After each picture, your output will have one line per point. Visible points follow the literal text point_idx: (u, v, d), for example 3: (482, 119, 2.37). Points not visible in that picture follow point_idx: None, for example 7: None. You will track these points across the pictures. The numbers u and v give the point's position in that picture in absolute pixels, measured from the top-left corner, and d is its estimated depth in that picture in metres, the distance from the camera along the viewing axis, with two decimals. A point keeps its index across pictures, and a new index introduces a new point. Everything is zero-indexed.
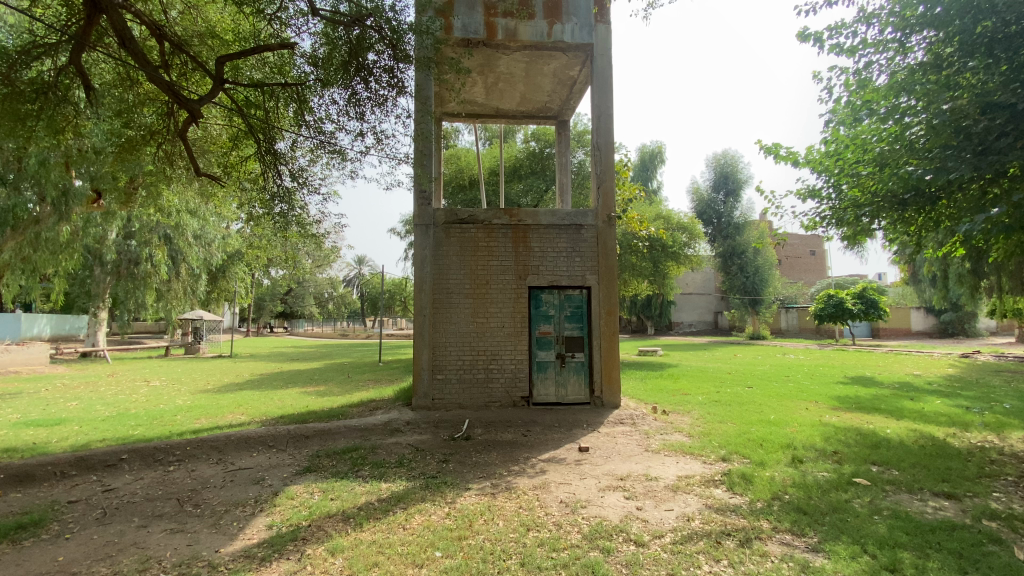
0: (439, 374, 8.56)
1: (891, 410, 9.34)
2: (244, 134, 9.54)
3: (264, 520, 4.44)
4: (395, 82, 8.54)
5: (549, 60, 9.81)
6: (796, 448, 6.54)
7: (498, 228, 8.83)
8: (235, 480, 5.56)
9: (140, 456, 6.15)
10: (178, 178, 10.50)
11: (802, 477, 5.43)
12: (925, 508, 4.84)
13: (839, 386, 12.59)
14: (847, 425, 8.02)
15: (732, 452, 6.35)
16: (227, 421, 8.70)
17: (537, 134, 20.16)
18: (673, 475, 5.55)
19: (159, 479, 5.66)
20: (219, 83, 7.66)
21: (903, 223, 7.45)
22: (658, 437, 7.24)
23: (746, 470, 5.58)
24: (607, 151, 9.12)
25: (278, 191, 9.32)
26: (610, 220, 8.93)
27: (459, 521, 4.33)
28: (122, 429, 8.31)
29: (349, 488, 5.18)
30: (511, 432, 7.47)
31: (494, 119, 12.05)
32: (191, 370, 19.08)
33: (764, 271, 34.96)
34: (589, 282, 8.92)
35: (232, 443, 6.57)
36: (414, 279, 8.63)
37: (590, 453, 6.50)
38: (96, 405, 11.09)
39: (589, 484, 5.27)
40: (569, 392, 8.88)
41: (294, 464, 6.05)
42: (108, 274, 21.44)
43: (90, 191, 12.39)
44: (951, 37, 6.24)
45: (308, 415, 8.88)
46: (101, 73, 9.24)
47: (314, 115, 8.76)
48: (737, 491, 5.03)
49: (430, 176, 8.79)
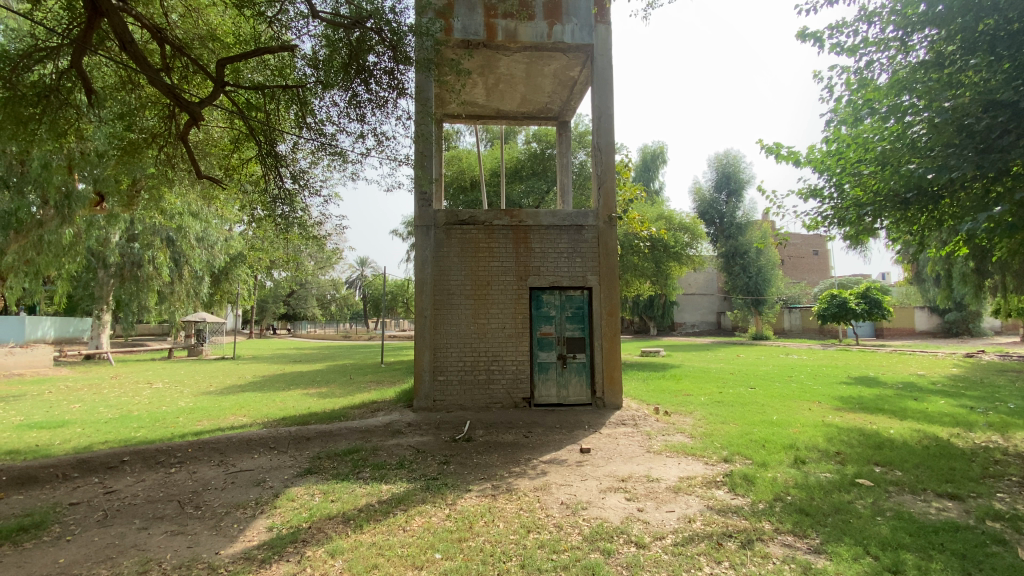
0: (439, 375, 8.56)
1: (895, 411, 9.32)
2: (245, 135, 9.56)
3: (264, 522, 4.44)
4: (396, 83, 8.56)
5: (549, 61, 9.81)
6: (799, 448, 6.51)
7: (498, 228, 8.83)
8: (237, 482, 5.57)
9: (142, 458, 6.15)
10: (180, 180, 10.53)
11: (804, 478, 5.41)
12: (929, 508, 4.81)
13: (842, 386, 12.56)
14: (851, 425, 8.00)
15: (735, 453, 6.33)
16: (228, 422, 8.72)
17: (538, 135, 20.16)
18: (674, 475, 5.54)
19: (160, 480, 5.67)
20: (219, 86, 7.67)
21: (906, 223, 7.41)
22: (660, 438, 7.24)
23: (749, 471, 5.56)
24: (608, 152, 9.11)
25: (279, 195, 9.35)
26: (610, 221, 8.92)
27: (459, 523, 4.32)
28: (126, 430, 8.37)
29: (349, 489, 5.19)
30: (512, 433, 7.46)
31: (495, 121, 12.06)
32: (195, 371, 19.24)
33: (766, 271, 34.86)
34: (590, 283, 8.90)
35: (234, 444, 6.59)
36: (415, 280, 8.63)
37: (591, 454, 6.49)
38: (99, 406, 11.19)
39: (590, 486, 5.26)
40: (571, 393, 8.86)
41: (295, 466, 6.06)
42: (111, 276, 21.59)
43: (93, 193, 12.51)
44: (953, 35, 6.22)
45: (310, 416, 8.89)
46: (103, 76, 9.30)
47: (315, 117, 8.78)
48: (739, 492, 5.00)
49: (431, 177, 8.79)
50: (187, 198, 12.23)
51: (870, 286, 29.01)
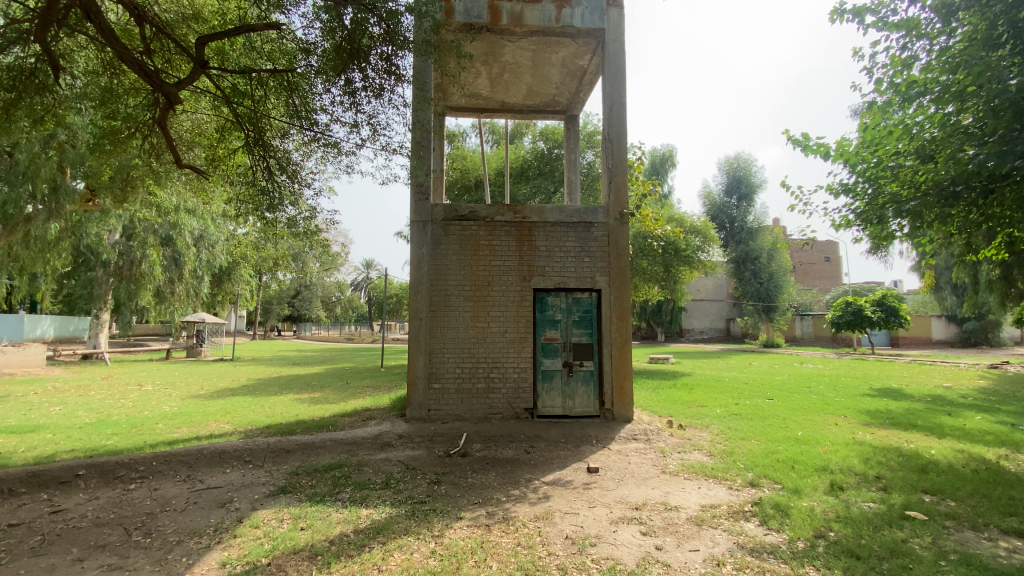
0: (435, 383, 7.92)
1: (929, 427, 8.55)
2: (232, 125, 8.96)
3: (217, 557, 3.80)
4: (394, 69, 7.96)
5: (557, 48, 9.20)
6: (833, 472, 5.79)
7: (500, 224, 8.20)
8: (199, 502, 4.92)
9: (99, 472, 5.52)
10: (166, 172, 9.97)
11: (846, 509, 4.71)
12: (996, 550, 4.10)
13: (867, 398, 11.78)
14: (884, 443, 7.25)
15: (761, 476, 5.63)
16: (209, 430, 8.10)
17: (545, 134, 19.65)
18: (695, 504, 4.84)
19: (116, 499, 5.04)
20: (198, 65, 6.95)
21: (950, 220, 6.69)
22: (675, 456, 6.55)
23: (780, 499, 4.86)
24: (619, 145, 8.48)
25: (269, 189, 8.82)
26: (622, 217, 8.26)
27: (445, 562, 3.66)
28: (96, 438, 7.71)
29: (323, 515, 4.52)
30: (513, 448, 6.79)
31: (499, 114, 11.34)
32: (189, 373, 18.65)
33: (778, 278, 33.79)
34: (599, 284, 8.24)
35: (204, 457, 5.96)
36: (410, 279, 8.01)
37: (600, 475, 5.80)
38: (80, 410, 10.59)
39: (599, 515, 4.56)
40: (577, 404, 8.17)
41: (268, 484, 5.41)
42: (111, 275, 21.09)
43: (85, 186, 12.16)
44: (1003, 11, 5.59)
45: (297, 425, 8.24)
46: (85, 60, 8.77)
47: (306, 104, 8.23)
48: (773, 527, 4.30)
49: (429, 169, 8.19)
50: (179, 193, 11.74)
51: (887, 293, 27.98)
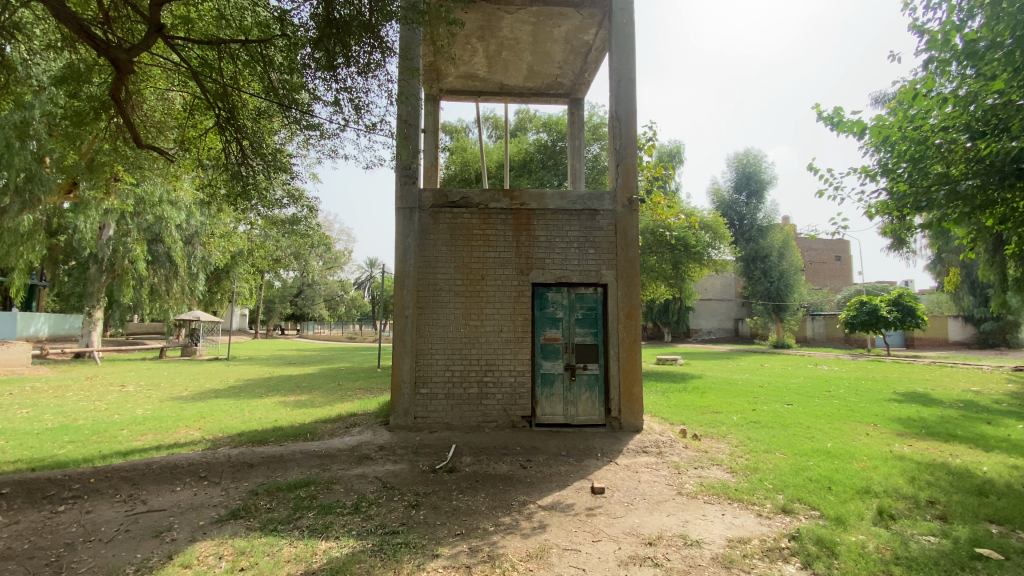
0: (422, 388, 7.16)
1: (971, 438, 7.67)
2: (203, 104, 8.24)
3: None
4: (378, 41, 7.02)
5: (559, 20, 8.46)
6: (879, 495, 4.96)
7: (495, 212, 7.42)
8: (131, 530, 4.16)
9: (26, 491, 4.78)
10: (134, 157, 9.24)
11: (903, 545, 3.89)
12: None
13: (894, 404, 10.86)
14: (927, 458, 6.41)
15: (794, 499, 4.82)
16: (175, 438, 7.34)
17: (549, 125, 18.87)
18: (720, 537, 4.05)
19: (35, 526, 4.30)
20: (155, 30, 6.21)
21: (1007, 204, 5.89)
22: (692, 473, 5.74)
23: (823, 532, 4.03)
24: (628, 125, 7.66)
25: (243, 174, 8.04)
26: (630, 204, 7.46)
27: None
28: (48, 447, 6.97)
29: (272, 550, 3.76)
30: (508, 462, 6.01)
31: (498, 97, 10.56)
32: (180, 373, 17.98)
33: (789, 276, 32.67)
34: (606, 279, 7.43)
35: (152, 473, 5.22)
36: (395, 273, 7.26)
37: (606, 498, 4.99)
38: (47, 413, 9.86)
39: (604, 554, 3.76)
40: (579, 412, 7.37)
41: (221, 506, 4.66)
42: (103, 272, 20.39)
43: (63, 181, 11.53)
44: None
45: (271, 432, 7.48)
46: (41, 32, 8.03)
47: (284, 79, 7.45)
48: (819, 571, 3.51)
49: (416, 150, 7.42)
50: (154, 180, 11.03)
51: (904, 292, 26.85)
